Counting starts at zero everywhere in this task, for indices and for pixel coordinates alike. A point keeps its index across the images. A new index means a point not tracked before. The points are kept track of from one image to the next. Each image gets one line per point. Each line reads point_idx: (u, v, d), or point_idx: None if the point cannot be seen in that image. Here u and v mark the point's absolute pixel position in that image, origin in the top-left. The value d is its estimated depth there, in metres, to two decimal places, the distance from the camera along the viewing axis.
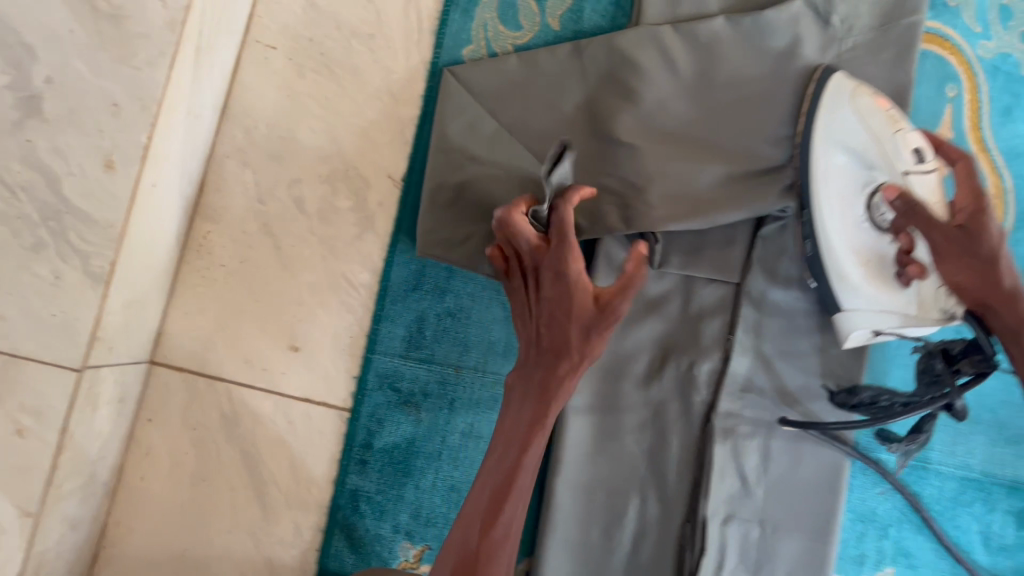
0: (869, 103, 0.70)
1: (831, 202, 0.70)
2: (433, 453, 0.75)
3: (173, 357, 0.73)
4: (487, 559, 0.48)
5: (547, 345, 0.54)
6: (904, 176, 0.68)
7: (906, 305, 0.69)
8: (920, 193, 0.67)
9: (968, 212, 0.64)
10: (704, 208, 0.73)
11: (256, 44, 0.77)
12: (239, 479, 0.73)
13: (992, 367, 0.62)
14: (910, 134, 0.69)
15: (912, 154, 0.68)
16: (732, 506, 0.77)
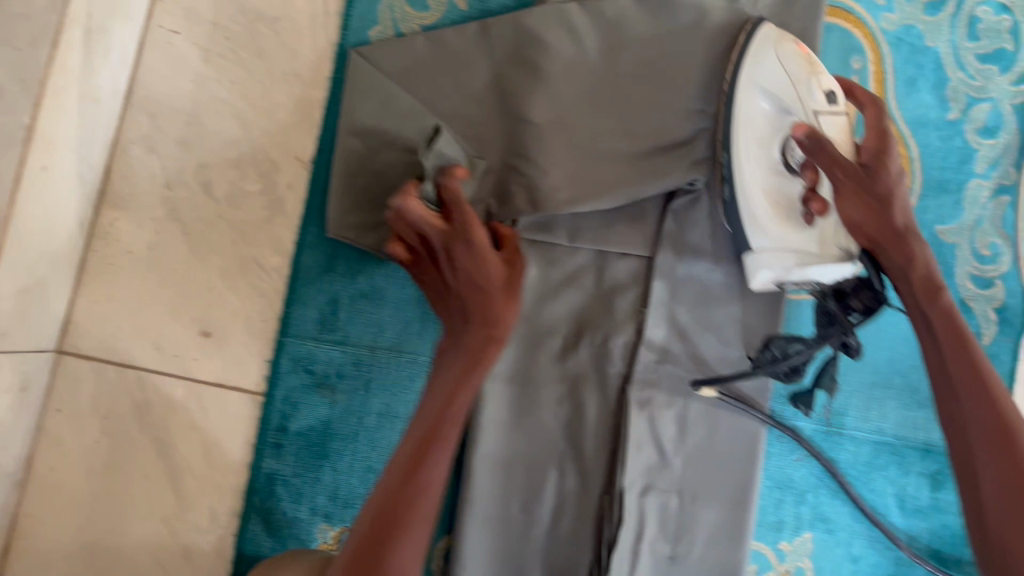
0: (791, 49, 0.69)
1: (745, 139, 0.68)
2: (349, 435, 0.75)
3: (81, 346, 0.73)
4: (406, 503, 0.53)
5: (471, 313, 0.63)
6: (814, 116, 0.67)
7: (807, 243, 0.67)
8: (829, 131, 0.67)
9: (872, 151, 0.65)
10: (612, 187, 0.75)
11: (159, 29, 0.75)
12: (153, 467, 0.74)
13: (882, 301, 0.65)
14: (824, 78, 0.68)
15: (825, 97, 0.68)
16: (650, 477, 0.77)
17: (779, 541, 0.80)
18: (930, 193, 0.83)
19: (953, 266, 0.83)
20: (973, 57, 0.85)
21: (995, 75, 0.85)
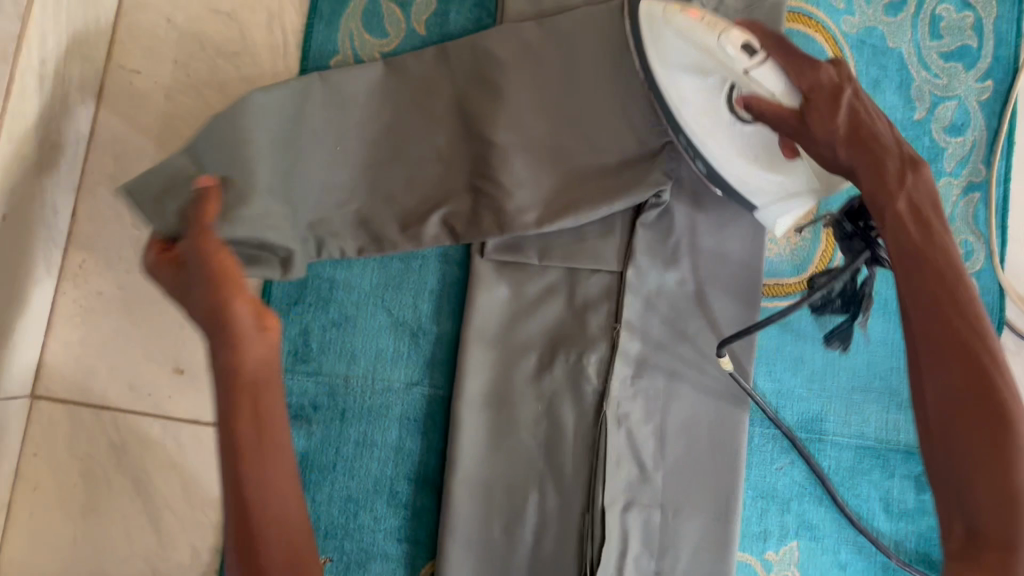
0: (684, 20, 0.64)
1: (697, 125, 0.69)
2: (327, 465, 0.75)
3: (55, 389, 0.73)
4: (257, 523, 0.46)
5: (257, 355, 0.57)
6: (746, 77, 0.61)
7: (806, 180, 0.68)
8: (771, 90, 0.60)
9: (819, 89, 0.57)
10: (575, 204, 0.75)
11: (120, 69, 0.76)
12: (131, 506, 0.73)
13: None
14: (732, 31, 0.61)
15: (743, 50, 0.61)
16: (632, 493, 0.77)
17: (765, 551, 0.80)
18: None
19: None
20: (937, 55, 0.86)
21: (959, 73, 0.86)
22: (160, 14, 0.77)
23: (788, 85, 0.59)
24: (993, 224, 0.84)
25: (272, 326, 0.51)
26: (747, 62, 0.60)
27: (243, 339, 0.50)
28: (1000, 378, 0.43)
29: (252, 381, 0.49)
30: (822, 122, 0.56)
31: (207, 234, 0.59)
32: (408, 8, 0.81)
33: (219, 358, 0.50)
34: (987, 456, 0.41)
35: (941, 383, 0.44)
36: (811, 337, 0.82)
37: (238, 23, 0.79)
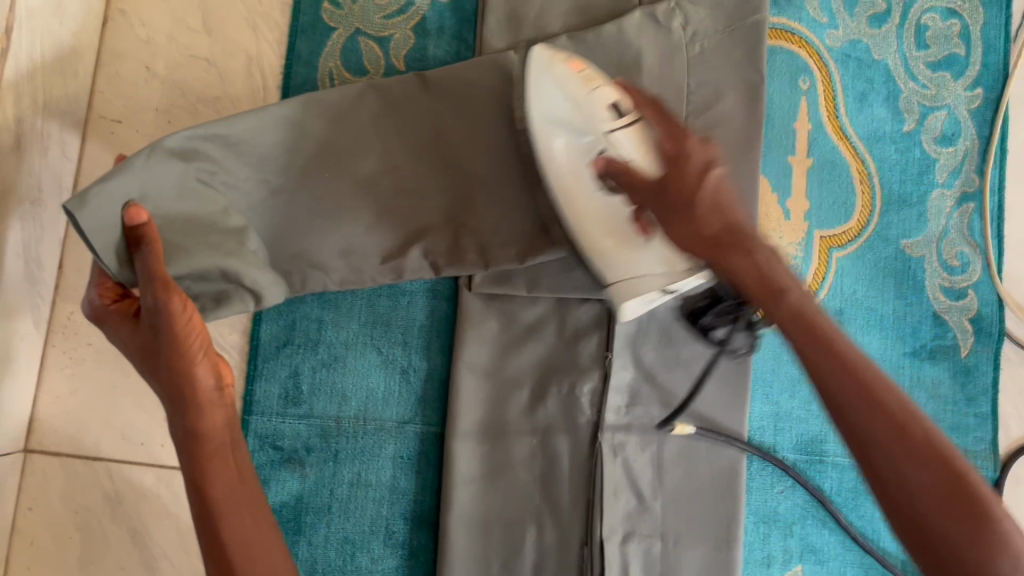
0: (565, 68, 0.64)
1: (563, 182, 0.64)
2: (322, 508, 0.75)
3: (48, 442, 0.73)
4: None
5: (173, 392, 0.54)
6: (607, 137, 0.62)
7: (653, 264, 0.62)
8: (627, 152, 0.62)
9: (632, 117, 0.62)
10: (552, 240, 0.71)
11: (101, 120, 0.76)
12: (128, 558, 0.73)
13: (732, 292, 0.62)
14: (605, 91, 0.63)
15: (610, 110, 0.63)
16: (631, 523, 0.76)
17: None
18: (891, 208, 0.83)
19: (922, 281, 0.82)
20: (924, 66, 0.85)
21: (948, 82, 0.85)
22: (140, 63, 0.77)
23: (646, 146, 0.62)
24: (988, 234, 0.83)
25: (229, 389, 0.56)
26: (613, 120, 0.62)
27: (212, 408, 0.54)
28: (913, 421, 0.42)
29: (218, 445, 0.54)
30: (685, 210, 0.54)
31: (167, 285, 0.55)
32: (386, 43, 0.80)
33: (182, 426, 0.54)
34: (927, 464, 0.41)
35: (868, 431, 0.43)
36: None
37: (217, 68, 0.79)
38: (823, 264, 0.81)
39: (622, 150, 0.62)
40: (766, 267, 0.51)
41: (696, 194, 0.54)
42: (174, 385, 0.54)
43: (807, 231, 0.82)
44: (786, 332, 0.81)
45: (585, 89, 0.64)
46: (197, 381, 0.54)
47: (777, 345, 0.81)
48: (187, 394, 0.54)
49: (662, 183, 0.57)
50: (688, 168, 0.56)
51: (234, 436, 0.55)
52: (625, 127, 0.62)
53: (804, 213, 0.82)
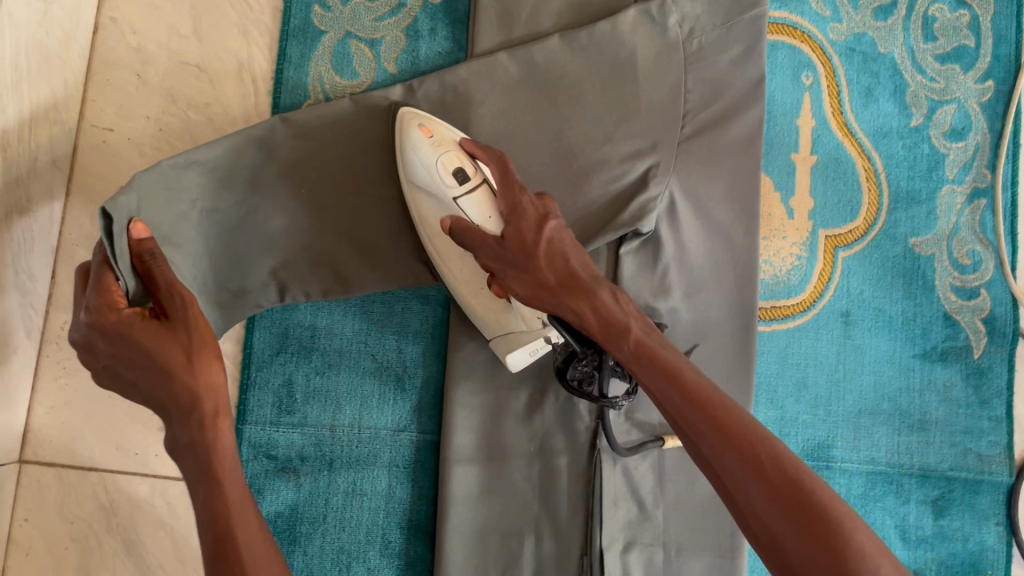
0: (417, 137, 0.67)
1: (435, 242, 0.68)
2: (317, 517, 0.74)
3: (43, 453, 0.73)
4: None
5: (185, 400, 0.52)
6: (455, 203, 0.65)
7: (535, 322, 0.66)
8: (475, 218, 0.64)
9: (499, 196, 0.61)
10: None
11: (92, 128, 0.75)
12: (124, 568, 0.73)
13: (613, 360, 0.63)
14: (449, 156, 0.66)
15: (456, 175, 0.65)
16: (632, 532, 0.74)
17: None
18: (899, 206, 0.80)
19: (932, 280, 0.80)
20: (932, 58, 0.82)
21: (957, 75, 0.82)
22: (131, 70, 0.77)
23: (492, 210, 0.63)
24: (1001, 230, 0.80)
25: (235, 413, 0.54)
26: (455, 188, 0.65)
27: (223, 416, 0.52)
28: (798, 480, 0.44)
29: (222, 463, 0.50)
30: (525, 269, 0.57)
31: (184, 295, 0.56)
32: (378, 47, 0.80)
33: (181, 437, 0.51)
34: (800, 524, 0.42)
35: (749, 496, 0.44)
36: (812, 360, 0.78)
37: (208, 74, 0.78)
38: (829, 265, 0.79)
39: (468, 215, 0.64)
40: (604, 316, 0.54)
41: (533, 252, 0.57)
42: (185, 385, 0.52)
43: (812, 230, 0.80)
44: (791, 334, 0.78)
45: (433, 154, 0.66)
46: (208, 382, 0.52)
47: (779, 349, 0.78)
48: (208, 402, 0.52)
49: (502, 242, 0.58)
50: (525, 226, 0.58)
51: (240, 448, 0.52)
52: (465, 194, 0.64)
53: (808, 211, 0.80)
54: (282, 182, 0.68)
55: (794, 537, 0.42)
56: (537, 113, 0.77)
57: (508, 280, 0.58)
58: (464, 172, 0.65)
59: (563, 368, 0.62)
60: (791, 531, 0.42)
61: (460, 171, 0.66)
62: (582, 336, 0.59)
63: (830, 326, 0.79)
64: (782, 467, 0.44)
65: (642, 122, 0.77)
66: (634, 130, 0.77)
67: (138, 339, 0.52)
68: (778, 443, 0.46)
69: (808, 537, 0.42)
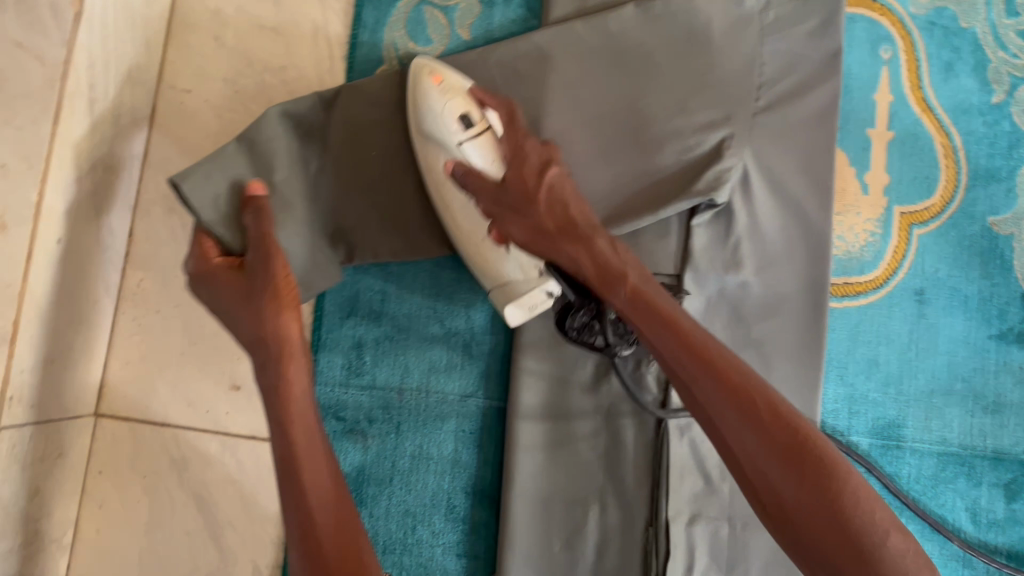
0: (426, 82, 0.66)
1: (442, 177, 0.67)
2: (383, 479, 0.75)
3: (118, 407, 0.75)
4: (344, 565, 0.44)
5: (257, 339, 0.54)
6: (458, 149, 0.64)
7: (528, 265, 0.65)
8: (478, 162, 0.64)
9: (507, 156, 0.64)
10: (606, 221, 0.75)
11: (171, 89, 0.77)
12: (194, 523, 0.74)
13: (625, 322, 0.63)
14: (455, 101, 0.65)
15: (461, 122, 0.64)
16: (698, 505, 0.74)
17: None
18: (979, 183, 0.79)
19: (1010, 260, 0.78)
20: (1014, 34, 0.80)
21: None
22: (210, 33, 0.78)
23: (497, 155, 0.64)
24: None
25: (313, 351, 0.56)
26: (461, 134, 0.64)
27: (286, 361, 0.53)
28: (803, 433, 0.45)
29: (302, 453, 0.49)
30: (526, 213, 0.59)
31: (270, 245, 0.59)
32: (452, 14, 0.80)
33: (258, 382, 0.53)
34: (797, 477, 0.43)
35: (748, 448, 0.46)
36: (884, 338, 0.77)
37: (284, 38, 0.79)
38: (903, 242, 0.78)
39: (473, 162, 0.64)
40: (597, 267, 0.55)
41: (534, 196, 0.59)
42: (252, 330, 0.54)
43: (886, 206, 0.79)
44: (863, 311, 0.77)
45: (442, 99, 0.65)
46: (278, 330, 0.54)
47: (852, 325, 0.77)
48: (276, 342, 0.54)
49: (502, 186, 0.61)
50: (525, 171, 0.61)
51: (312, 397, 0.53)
52: (472, 143, 0.64)
53: (883, 188, 0.79)
54: (365, 147, 0.70)
55: (789, 481, 0.44)
56: (610, 84, 0.77)
57: (506, 225, 0.61)
58: (469, 117, 0.65)
59: (563, 317, 0.63)
60: (788, 477, 0.44)
61: (465, 117, 0.65)
62: (578, 287, 0.61)
63: (903, 304, 0.77)
64: (776, 414, 0.45)
65: (716, 94, 0.77)
66: (708, 99, 0.77)
67: (220, 290, 0.59)
68: (773, 392, 0.47)
69: (808, 486, 0.43)
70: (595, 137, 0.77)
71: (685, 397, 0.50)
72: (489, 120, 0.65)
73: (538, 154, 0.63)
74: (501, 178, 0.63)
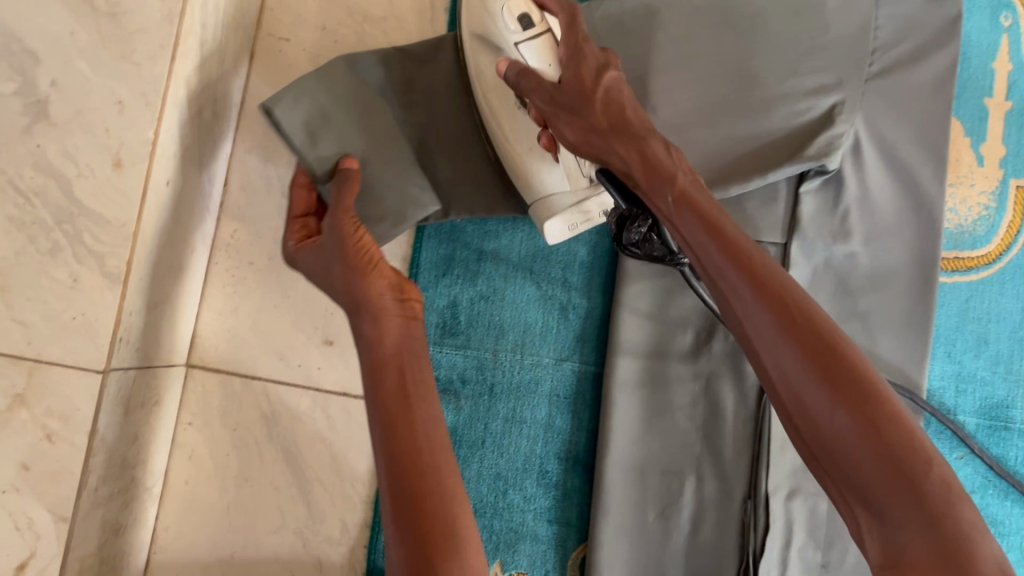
0: None
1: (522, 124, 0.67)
2: (476, 442, 0.73)
3: (209, 358, 0.73)
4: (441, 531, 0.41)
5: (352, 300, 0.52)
6: (515, 48, 0.64)
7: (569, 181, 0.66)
8: (534, 63, 0.63)
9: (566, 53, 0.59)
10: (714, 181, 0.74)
11: (270, 36, 0.75)
12: (283, 478, 0.73)
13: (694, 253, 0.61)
14: (515, 2, 0.65)
15: (520, 22, 0.65)
16: (797, 480, 0.71)
17: None
18: None
19: None
20: None
21: None
22: None
23: (554, 57, 0.63)
24: None
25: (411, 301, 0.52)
26: (517, 32, 0.64)
27: (382, 318, 0.50)
28: (848, 354, 0.38)
29: (403, 410, 0.45)
30: (580, 111, 0.55)
31: (347, 212, 0.58)
32: None
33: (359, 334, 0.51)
34: (844, 404, 0.36)
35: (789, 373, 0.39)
36: (995, 315, 0.75)
37: None
38: (1019, 215, 0.75)
39: (529, 61, 0.63)
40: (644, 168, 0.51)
41: (592, 92, 0.54)
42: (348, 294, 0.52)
43: (1002, 179, 0.76)
44: (974, 287, 0.75)
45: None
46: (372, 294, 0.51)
47: (962, 302, 0.75)
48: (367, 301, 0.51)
49: (559, 85, 0.57)
50: (584, 69, 0.56)
51: (408, 349, 0.49)
52: (527, 39, 0.64)
53: (999, 159, 0.76)
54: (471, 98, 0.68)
55: (830, 409, 0.37)
56: (720, 43, 0.75)
57: (560, 124, 0.57)
58: (528, 17, 0.64)
59: (620, 232, 0.59)
60: (830, 403, 0.37)
61: (525, 18, 0.65)
62: (628, 195, 0.57)
63: (1016, 280, 0.75)
64: (819, 329, 0.38)
65: (828, 56, 0.74)
66: (821, 63, 0.74)
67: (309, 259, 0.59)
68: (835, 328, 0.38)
69: (854, 415, 0.36)
70: (701, 97, 0.75)
71: (728, 316, 0.43)
72: (549, 23, 0.65)
73: (596, 56, 0.57)
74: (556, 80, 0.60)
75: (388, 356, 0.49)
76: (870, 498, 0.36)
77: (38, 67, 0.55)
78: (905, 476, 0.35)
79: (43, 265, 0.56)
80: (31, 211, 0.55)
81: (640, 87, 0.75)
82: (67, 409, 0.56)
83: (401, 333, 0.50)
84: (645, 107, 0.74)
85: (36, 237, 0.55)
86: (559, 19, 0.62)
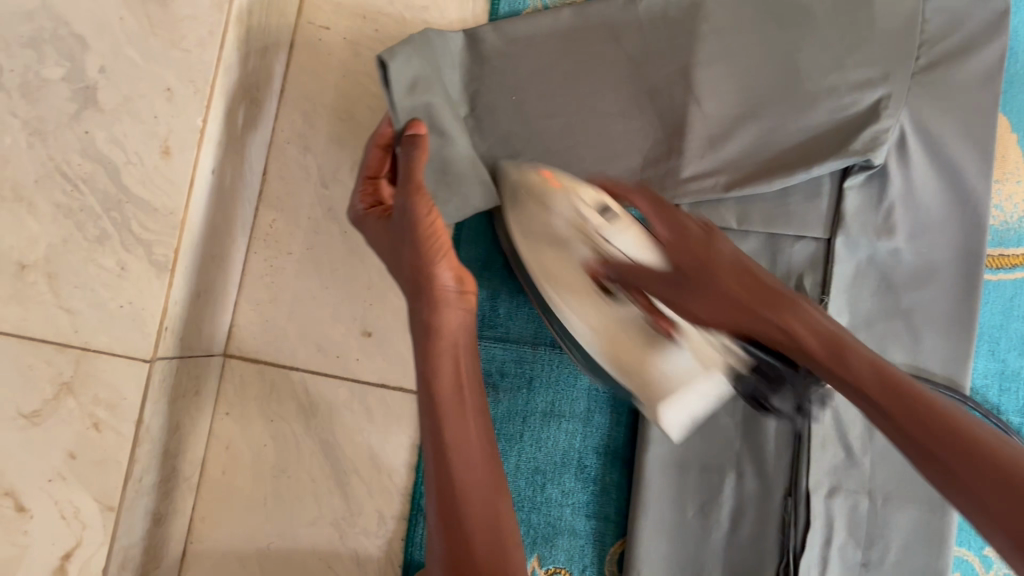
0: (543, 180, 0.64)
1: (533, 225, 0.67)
2: (514, 435, 0.73)
3: (247, 348, 0.73)
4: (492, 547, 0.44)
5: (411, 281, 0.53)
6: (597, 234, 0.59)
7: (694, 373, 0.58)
8: (631, 255, 0.58)
9: (648, 204, 0.60)
10: (756, 176, 0.73)
11: (310, 25, 0.75)
12: (320, 470, 0.73)
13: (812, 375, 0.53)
14: (586, 188, 0.61)
15: (599, 211, 0.60)
16: (837, 477, 0.71)
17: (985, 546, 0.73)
18: None
19: None
20: None
21: None
22: None
23: (651, 243, 0.58)
24: None
25: (469, 296, 0.53)
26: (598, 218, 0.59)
27: (441, 306, 0.51)
28: (927, 404, 0.40)
29: (463, 430, 0.47)
30: (664, 254, 0.57)
31: (421, 190, 0.54)
32: None
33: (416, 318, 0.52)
34: (921, 436, 0.39)
35: (883, 416, 0.41)
36: None
37: None
38: None
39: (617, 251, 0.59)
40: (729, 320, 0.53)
41: (667, 246, 0.57)
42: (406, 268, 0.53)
43: None
44: (1019, 284, 0.74)
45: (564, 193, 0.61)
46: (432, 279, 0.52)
47: (1006, 300, 0.74)
48: (428, 286, 0.52)
49: (660, 246, 0.57)
50: (664, 223, 0.58)
51: (463, 343, 0.51)
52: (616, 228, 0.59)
53: None
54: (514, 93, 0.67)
55: (918, 437, 0.39)
56: (765, 35, 0.74)
57: (646, 291, 0.58)
58: (605, 204, 0.60)
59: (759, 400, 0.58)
60: (921, 437, 0.39)
61: (603, 208, 0.60)
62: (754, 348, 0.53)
63: None
64: (899, 391, 0.41)
65: (875, 48, 0.73)
66: (866, 56, 0.73)
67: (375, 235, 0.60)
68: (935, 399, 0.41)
69: (935, 442, 0.38)
70: (745, 91, 0.74)
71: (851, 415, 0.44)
72: (630, 215, 0.60)
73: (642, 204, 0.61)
74: (659, 249, 0.58)
75: (445, 347, 0.50)
76: (969, 504, 0.36)
77: (88, 54, 0.56)
78: (990, 469, 0.36)
79: (90, 252, 0.55)
80: (78, 199, 0.55)
81: (684, 79, 0.74)
82: (114, 397, 0.55)
83: (457, 331, 0.51)
84: (689, 100, 0.74)
85: (84, 225, 0.55)
86: (647, 210, 0.60)
